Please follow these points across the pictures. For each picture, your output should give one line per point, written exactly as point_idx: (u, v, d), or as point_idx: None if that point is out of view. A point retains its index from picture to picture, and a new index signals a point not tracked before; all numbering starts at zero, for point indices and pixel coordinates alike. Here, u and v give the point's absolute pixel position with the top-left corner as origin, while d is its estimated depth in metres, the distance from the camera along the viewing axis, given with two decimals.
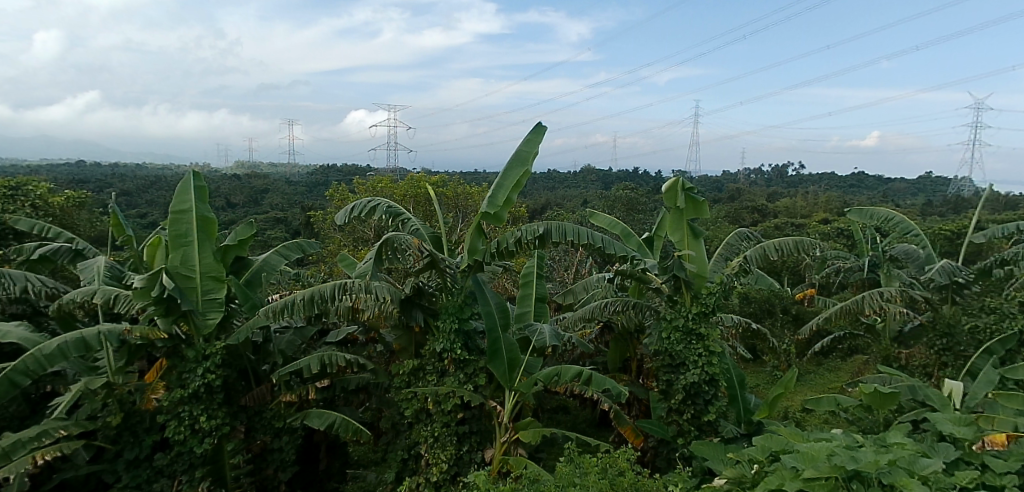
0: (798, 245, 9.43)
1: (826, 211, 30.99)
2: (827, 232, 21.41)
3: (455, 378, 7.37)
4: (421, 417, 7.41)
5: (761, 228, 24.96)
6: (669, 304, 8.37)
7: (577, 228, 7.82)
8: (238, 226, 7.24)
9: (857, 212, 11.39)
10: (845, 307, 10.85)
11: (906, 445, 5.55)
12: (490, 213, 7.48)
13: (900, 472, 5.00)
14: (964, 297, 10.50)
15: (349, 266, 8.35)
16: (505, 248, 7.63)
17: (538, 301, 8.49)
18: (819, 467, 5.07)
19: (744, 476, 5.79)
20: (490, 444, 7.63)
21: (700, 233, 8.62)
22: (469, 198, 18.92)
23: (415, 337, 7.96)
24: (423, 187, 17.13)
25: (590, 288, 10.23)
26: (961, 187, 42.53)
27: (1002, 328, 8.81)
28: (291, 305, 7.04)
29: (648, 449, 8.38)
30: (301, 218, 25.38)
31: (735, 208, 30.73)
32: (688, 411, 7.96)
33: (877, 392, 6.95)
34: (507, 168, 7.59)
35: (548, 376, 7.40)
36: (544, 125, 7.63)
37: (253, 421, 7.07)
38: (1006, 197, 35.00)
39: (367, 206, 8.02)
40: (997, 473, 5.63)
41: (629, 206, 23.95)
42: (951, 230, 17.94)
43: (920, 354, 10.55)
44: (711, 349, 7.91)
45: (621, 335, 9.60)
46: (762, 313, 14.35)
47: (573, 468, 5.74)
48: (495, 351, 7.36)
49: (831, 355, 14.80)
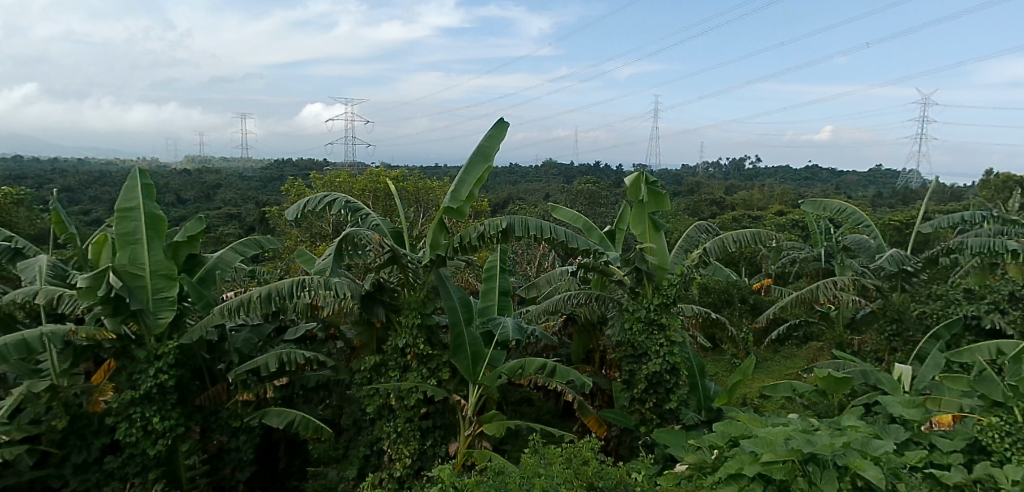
0: (755, 236, 9.66)
1: (781, 203, 31.76)
2: (782, 224, 21.98)
3: (418, 373, 7.32)
4: (383, 412, 7.33)
5: (719, 220, 25.42)
6: (631, 296, 8.44)
7: (540, 222, 7.82)
8: (188, 222, 7.01)
9: (811, 204, 11.73)
10: (800, 296, 11.12)
11: (859, 428, 5.71)
12: (452, 208, 7.38)
13: (854, 454, 5.11)
14: (913, 285, 10.85)
15: (307, 262, 8.16)
16: (467, 243, 7.58)
17: (501, 295, 8.49)
18: (777, 451, 5.20)
19: (705, 462, 5.95)
20: (454, 437, 7.61)
21: (661, 226, 8.67)
22: (430, 192, 18.70)
23: (377, 333, 7.86)
24: (382, 182, 16.91)
25: (553, 281, 10.24)
26: (910, 179, 44.01)
27: (947, 314, 9.16)
28: (247, 303, 6.85)
29: (610, 438, 8.43)
30: (256, 213, 24.80)
31: (694, 201, 31.21)
32: (650, 400, 8.06)
33: (830, 377, 7.13)
34: (469, 163, 7.55)
35: (512, 369, 7.41)
36: (506, 120, 7.61)
37: (209, 421, 6.92)
38: (950, 189, 36.44)
39: (325, 200, 7.84)
40: (943, 453, 5.97)
41: (590, 200, 24.17)
42: (900, 220, 18.53)
43: (872, 340, 10.90)
44: (672, 339, 8.03)
45: (584, 327, 9.67)
46: (721, 303, 14.64)
47: (537, 458, 5.77)
48: (459, 346, 7.34)
49: (786, 342, 15.17)
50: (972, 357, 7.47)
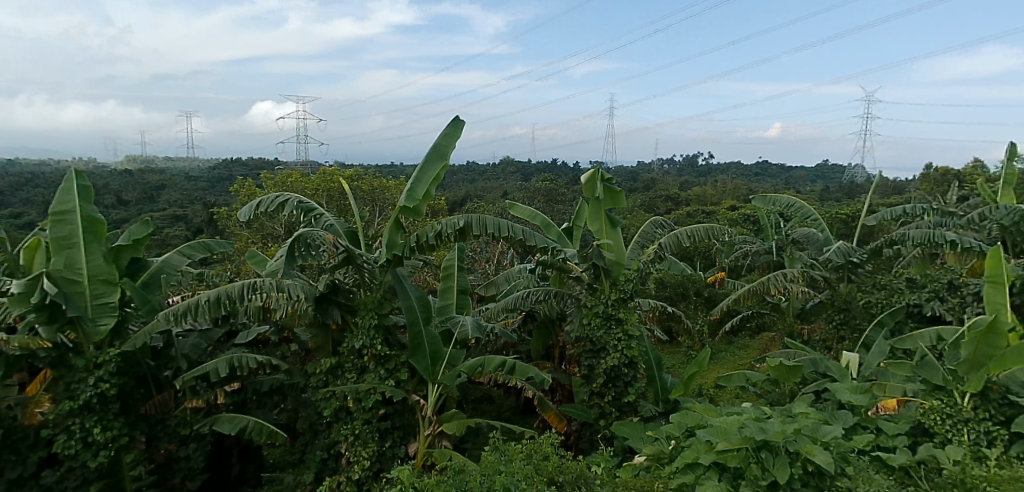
0: (709, 231, 9.86)
1: (734, 198, 32.49)
2: (735, 219, 22.51)
3: (375, 374, 7.21)
4: (340, 415, 7.20)
5: (674, 216, 25.84)
6: (589, 292, 8.49)
7: (498, 221, 7.80)
8: (132, 224, 6.76)
9: (763, 200, 12.06)
10: (752, 288, 11.39)
11: (810, 414, 5.86)
12: (408, 207, 7.29)
13: (804, 440, 5.23)
14: (858, 275, 11.23)
15: (259, 264, 7.97)
16: (424, 242, 7.51)
17: (460, 294, 8.45)
18: (731, 439, 5.31)
19: (662, 453, 6.08)
20: (414, 438, 7.55)
21: (618, 222, 8.75)
22: (385, 191, 18.46)
23: (333, 335, 7.72)
24: (336, 181, 16.64)
25: (512, 279, 10.24)
26: (855, 174, 45.56)
27: (891, 303, 9.51)
28: (195, 307, 6.62)
29: (571, 432, 8.48)
30: (204, 215, 24.10)
31: (650, 197, 31.66)
32: (609, 393, 8.14)
33: (782, 365, 7.33)
34: (425, 162, 7.47)
35: (471, 367, 7.40)
36: (462, 119, 7.57)
37: (155, 430, 6.63)
38: (892, 183, 37.92)
39: (276, 200, 7.66)
40: (889, 435, 6.21)
41: (548, 197, 24.28)
42: (846, 213, 19.16)
43: (821, 329, 11.24)
44: (629, 333, 8.13)
45: (544, 323, 9.64)
46: (677, 296, 14.89)
47: (498, 456, 5.77)
48: (417, 345, 7.25)
49: (740, 333, 15.53)
50: (915, 343, 7.73)
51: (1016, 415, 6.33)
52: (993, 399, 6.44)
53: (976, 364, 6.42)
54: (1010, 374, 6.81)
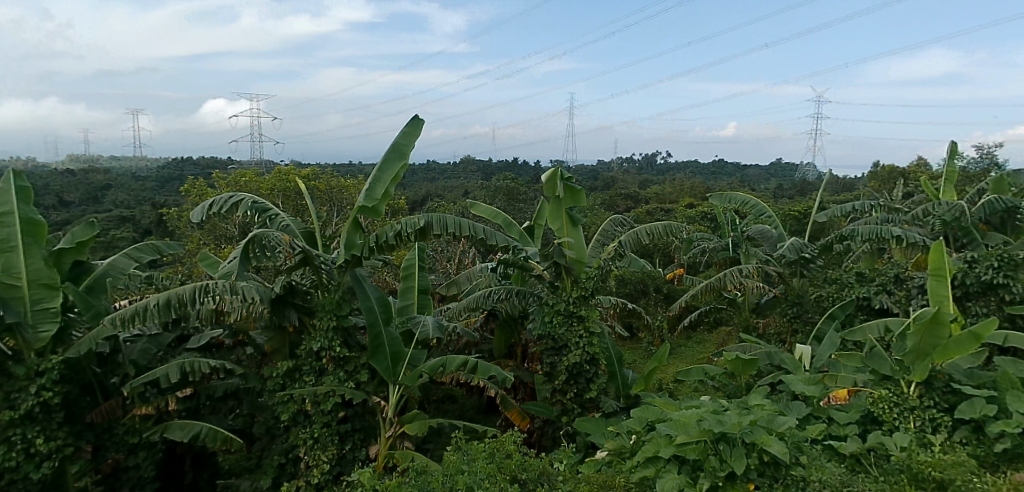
0: (667, 229, 10.00)
1: (691, 196, 33.04)
2: (692, 216, 22.89)
3: (334, 376, 7.10)
4: (298, 419, 7.07)
5: (634, 214, 26.13)
6: (550, 290, 8.52)
7: (458, 220, 7.76)
8: (75, 226, 6.52)
9: (719, 197, 12.29)
10: (710, 284, 11.59)
11: (765, 406, 5.98)
12: (367, 207, 7.19)
13: (760, 431, 5.33)
14: (810, 270, 11.54)
15: (211, 266, 7.76)
16: (384, 242, 7.46)
17: (421, 294, 8.37)
18: (690, 432, 5.38)
19: (624, 447, 6.14)
20: (374, 440, 7.45)
21: (578, 220, 8.79)
22: (343, 191, 18.18)
23: (289, 337, 7.57)
24: (292, 181, 16.30)
25: (473, 278, 10.20)
26: (807, 172, 46.86)
27: (842, 296, 9.78)
28: (143, 311, 6.39)
29: (533, 430, 8.48)
30: (153, 216, 23.33)
31: (610, 195, 31.95)
32: (571, 390, 8.19)
33: (738, 359, 7.49)
34: (384, 161, 7.39)
35: (433, 367, 7.35)
36: (421, 118, 7.52)
37: (102, 439, 6.42)
38: (842, 180, 39.11)
39: (230, 201, 7.47)
40: (840, 425, 6.40)
41: (509, 196, 24.27)
42: (799, 211, 19.68)
43: (775, 323, 11.52)
44: (590, 330, 8.20)
45: (506, 322, 9.64)
46: (637, 293, 15.06)
47: (461, 455, 5.74)
48: (377, 347, 7.15)
49: (698, 328, 15.80)
50: (864, 335, 7.99)
51: (959, 402, 6.58)
52: (936, 387, 6.71)
53: (920, 354, 6.68)
54: (953, 362, 7.09)
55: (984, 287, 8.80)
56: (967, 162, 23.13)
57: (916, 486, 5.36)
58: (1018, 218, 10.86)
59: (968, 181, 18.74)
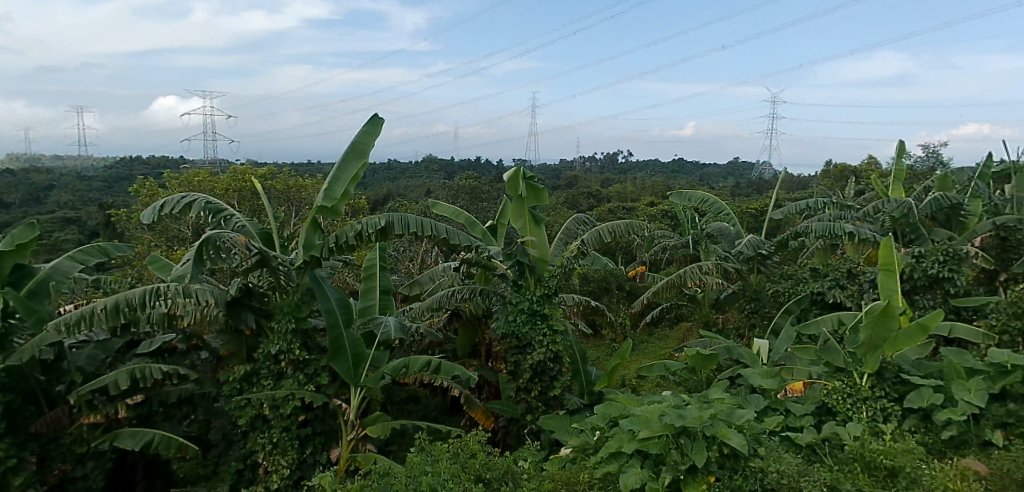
0: (629, 227, 10.10)
1: (652, 195, 33.47)
2: (653, 214, 23.18)
3: (293, 380, 6.96)
4: (256, 424, 6.92)
5: (596, 212, 26.33)
6: (514, 289, 8.51)
7: (420, 219, 7.69)
8: (15, 227, 6.26)
9: (680, 195, 12.45)
10: (671, 281, 11.75)
11: (725, 399, 6.08)
12: (326, 207, 7.07)
13: (720, 424, 5.41)
14: (767, 266, 11.80)
15: (162, 269, 7.51)
16: (344, 242, 7.31)
17: (382, 294, 8.27)
18: (652, 426, 5.42)
19: (588, 443, 6.17)
20: (336, 443, 7.33)
21: (541, 219, 8.81)
22: (302, 190, 17.85)
23: (246, 341, 7.40)
24: (247, 181, 15.92)
25: (436, 278, 10.10)
26: (763, 170, 47.95)
27: (798, 291, 10.03)
28: (90, 315, 6.18)
29: (498, 428, 8.43)
30: (101, 217, 22.51)
31: (572, 194, 32.13)
32: (536, 388, 8.20)
33: (699, 355, 7.61)
34: (344, 160, 7.27)
35: (395, 368, 7.26)
36: (380, 117, 7.42)
37: (48, 449, 6.17)
38: (797, 178, 40.10)
39: (183, 202, 7.25)
40: (796, 416, 6.56)
41: (472, 195, 24.19)
42: (756, 208, 20.12)
43: (734, 318, 11.75)
44: (554, 328, 8.24)
45: (470, 321, 9.65)
46: (600, 291, 15.18)
47: (424, 456, 5.69)
48: (338, 349, 7.03)
49: (660, 324, 16.01)
50: (818, 329, 8.21)
51: (908, 391, 6.80)
52: (887, 377, 6.92)
53: (873, 346, 6.89)
54: (902, 353, 7.33)
55: (931, 280, 9.13)
56: (914, 161, 23.98)
57: (868, 474, 5.53)
58: (962, 215, 11.29)
59: (916, 179, 19.43)
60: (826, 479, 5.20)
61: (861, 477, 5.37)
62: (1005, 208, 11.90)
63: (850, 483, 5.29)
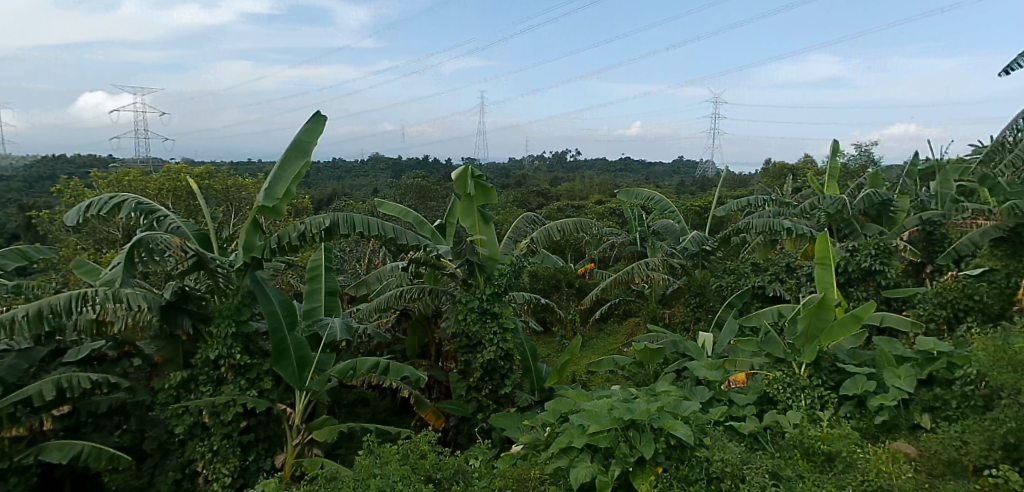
0: (577, 225, 10.17)
1: (601, 193, 33.89)
2: (602, 212, 23.46)
3: (234, 385, 6.74)
4: (195, 432, 6.66)
5: (545, 210, 26.46)
6: (463, 288, 8.46)
7: (367, 219, 7.53)
8: None
9: (627, 193, 12.60)
10: (619, 277, 11.89)
11: (671, 392, 6.17)
12: (267, 207, 6.87)
13: (667, 416, 5.48)
14: (711, 262, 12.08)
15: (90, 273, 7.18)
16: (287, 242, 7.12)
17: (328, 295, 8.08)
18: (602, 421, 5.45)
19: (538, 440, 6.18)
20: (281, 449, 7.14)
21: (490, 218, 8.77)
22: (242, 190, 17.31)
23: (183, 346, 7.11)
24: (182, 180, 15.32)
25: (383, 278, 9.95)
26: (707, 169, 49.21)
27: (740, 286, 10.30)
28: (10, 323, 5.81)
29: (449, 428, 8.37)
30: (21, 220, 21.26)
31: (521, 192, 32.19)
32: (486, 386, 8.16)
33: (646, 348, 7.73)
34: (285, 159, 7.07)
35: (342, 371, 7.09)
36: (323, 114, 7.26)
37: None
38: (739, 177, 41.28)
39: (111, 202, 6.90)
40: (740, 406, 6.73)
41: (420, 194, 23.94)
42: (700, 205, 20.60)
43: (680, 312, 11.99)
44: (504, 326, 8.21)
45: (419, 321, 9.52)
46: (550, 288, 15.26)
47: (373, 459, 5.59)
48: (282, 352, 6.84)
49: (609, 319, 16.19)
50: (759, 321, 8.46)
51: (843, 379, 7.07)
52: (824, 367, 7.16)
53: (810, 337, 7.10)
54: (838, 344, 7.61)
55: (864, 273, 9.51)
56: (847, 159, 24.99)
57: (807, 459, 5.72)
58: (892, 210, 11.80)
59: (849, 177, 20.24)
60: (768, 466, 5.35)
61: (801, 463, 5.56)
62: (932, 204, 12.50)
63: (790, 468, 5.45)
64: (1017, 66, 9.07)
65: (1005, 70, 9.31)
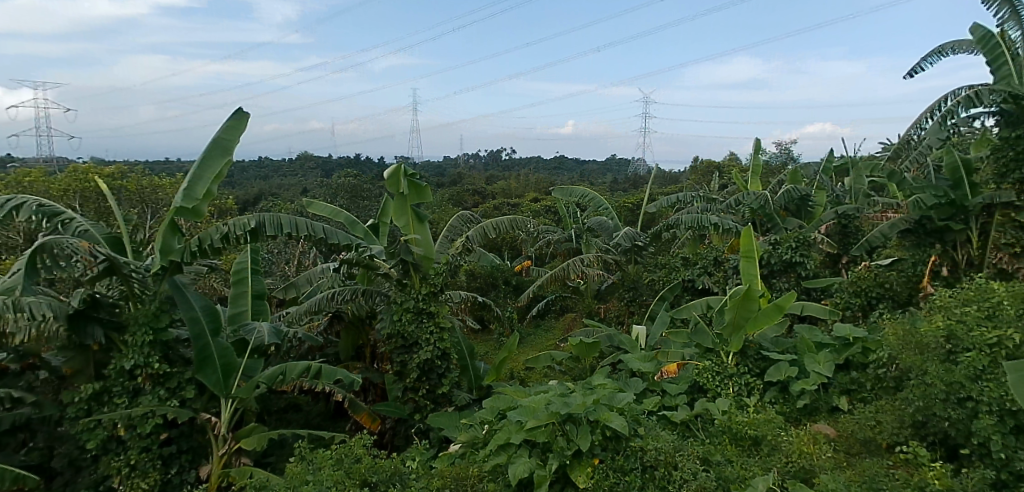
0: (513, 223, 10.23)
1: (536, 191, 34.17)
2: (537, 210, 23.64)
3: (152, 396, 6.39)
4: (110, 446, 6.29)
5: (481, 209, 26.42)
6: (398, 288, 8.32)
7: (294, 219, 7.30)
8: None
9: (561, 191, 12.71)
10: (555, 274, 11.96)
11: (607, 385, 6.25)
12: (186, 208, 6.53)
13: (603, 408, 5.53)
14: (644, 257, 12.35)
15: None
16: (208, 245, 6.79)
17: (256, 299, 7.79)
18: (539, 416, 5.46)
19: (477, 438, 6.14)
20: (206, 460, 6.84)
21: (425, 217, 8.67)
22: (158, 190, 16.47)
23: (95, 356, 6.70)
24: (91, 180, 14.44)
25: (314, 280, 9.67)
26: (638, 167, 50.27)
27: (671, 279, 10.57)
28: None
29: (385, 431, 8.24)
30: None
31: (457, 191, 32.10)
32: (423, 387, 8.06)
33: (582, 343, 7.81)
34: (205, 158, 6.76)
35: (272, 377, 6.85)
36: (245, 111, 6.98)
37: None
38: (669, 174, 42.45)
39: (9, 205, 6.43)
40: (672, 395, 6.88)
41: (352, 193, 23.44)
42: (633, 202, 21.05)
43: (615, 306, 12.21)
44: (441, 325, 8.11)
45: (352, 324, 9.30)
46: (487, 286, 15.22)
47: (306, 465, 5.43)
48: (205, 360, 6.54)
49: (546, 316, 16.32)
50: (689, 313, 8.70)
51: (768, 367, 7.36)
52: (750, 355, 7.43)
53: (737, 326, 7.31)
54: (763, 333, 7.91)
55: (786, 265, 9.91)
56: (769, 157, 26.08)
57: (736, 444, 5.91)
58: (810, 205, 12.34)
59: (771, 174, 21.10)
60: (699, 453, 5.50)
61: (729, 448, 5.74)
62: (846, 199, 13.18)
63: (720, 454, 5.61)
64: (919, 69, 9.64)
65: (909, 73, 9.89)
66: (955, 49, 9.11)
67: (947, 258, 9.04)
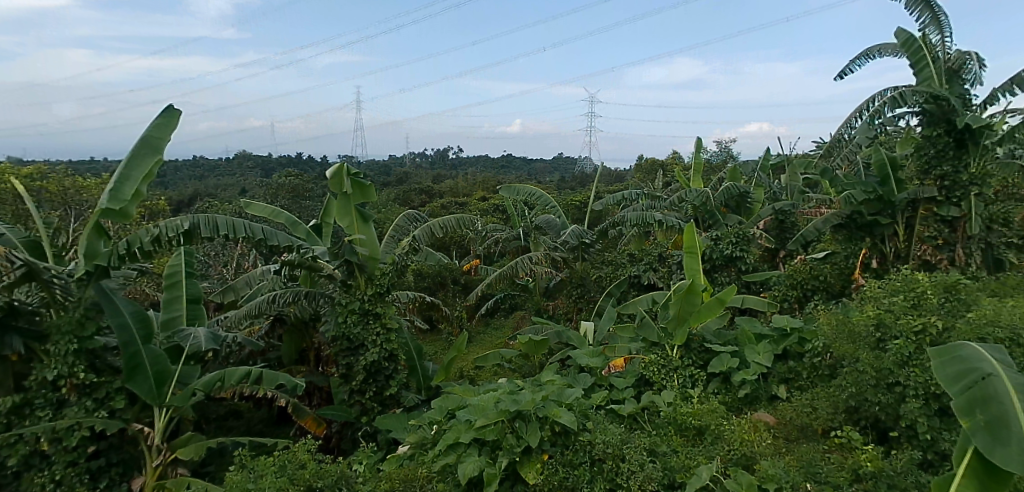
0: (460, 223, 10.16)
1: (484, 190, 34.14)
2: (485, 209, 23.61)
3: (78, 408, 6.07)
4: (32, 462, 5.94)
5: (429, 208, 26.21)
6: (343, 290, 8.14)
7: (230, 220, 7.07)
8: None
9: (508, 190, 12.71)
10: (504, 272, 11.94)
11: (555, 381, 6.28)
12: (113, 209, 6.20)
13: (552, 405, 5.55)
14: (590, 254, 12.46)
15: None
16: (138, 248, 6.50)
17: (191, 303, 7.46)
18: (488, 414, 5.43)
19: (425, 439, 6.06)
20: (139, 471, 6.55)
21: (369, 217, 8.48)
22: (82, 191, 15.66)
23: (14, 367, 6.32)
24: (8, 181, 13.61)
25: (254, 282, 9.36)
26: (584, 165, 50.83)
27: (618, 276, 10.72)
28: None
29: (331, 434, 8.02)
30: None
31: (404, 191, 31.75)
32: (370, 389, 7.91)
33: (531, 341, 7.82)
34: (133, 156, 6.46)
35: (208, 383, 6.62)
36: (176, 108, 6.71)
37: None
38: (614, 172, 43.08)
39: None
40: (619, 390, 6.95)
41: (294, 193, 22.88)
42: (580, 200, 21.26)
43: (563, 303, 12.30)
44: (387, 326, 8.00)
45: (295, 327, 9.04)
46: (435, 286, 15.10)
47: (247, 474, 5.26)
48: (135, 368, 6.26)
49: (496, 314, 16.32)
50: (634, 308, 8.84)
51: (711, 359, 7.54)
52: (694, 348, 7.58)
53: (681, 320, 7.43)
54: (706, 326, 8.10)
55: (727, 260, 10.16)
56: (710, 155, 26.80)
57: (681, 435, 6.03)
58: (749, 201, 12.70)
59: (712, 171, 21.68)
60: (645, 444, 5.59)
61: (675, 439, 5.84)
62: (783, 195, 13.64)
63: (666, 444, 5.71)
64: (848, 72, 10.03)
65: (839, 74, 10.27)
66: (881, 51, 9.51)
67: (875, 250, 9.47)
